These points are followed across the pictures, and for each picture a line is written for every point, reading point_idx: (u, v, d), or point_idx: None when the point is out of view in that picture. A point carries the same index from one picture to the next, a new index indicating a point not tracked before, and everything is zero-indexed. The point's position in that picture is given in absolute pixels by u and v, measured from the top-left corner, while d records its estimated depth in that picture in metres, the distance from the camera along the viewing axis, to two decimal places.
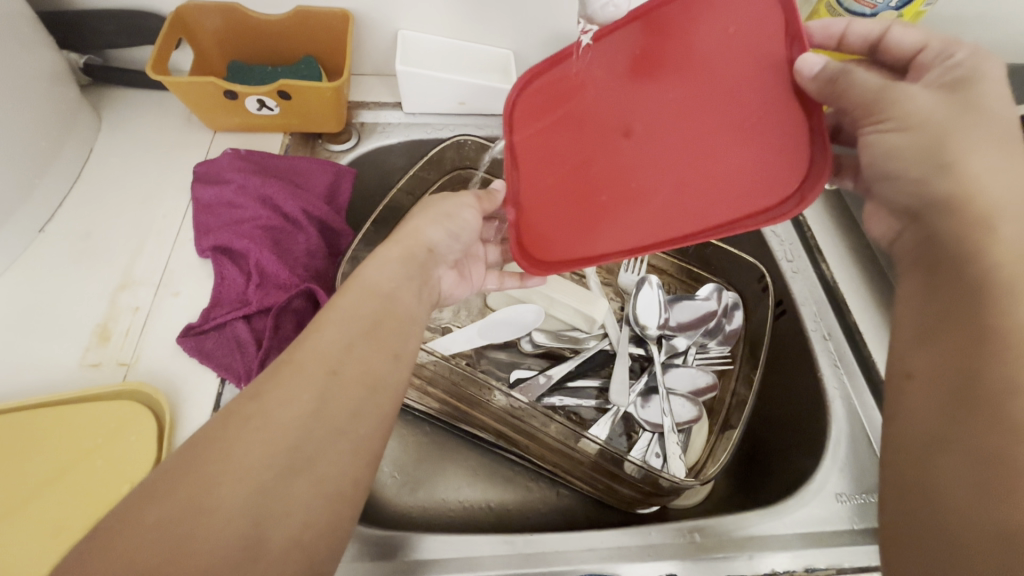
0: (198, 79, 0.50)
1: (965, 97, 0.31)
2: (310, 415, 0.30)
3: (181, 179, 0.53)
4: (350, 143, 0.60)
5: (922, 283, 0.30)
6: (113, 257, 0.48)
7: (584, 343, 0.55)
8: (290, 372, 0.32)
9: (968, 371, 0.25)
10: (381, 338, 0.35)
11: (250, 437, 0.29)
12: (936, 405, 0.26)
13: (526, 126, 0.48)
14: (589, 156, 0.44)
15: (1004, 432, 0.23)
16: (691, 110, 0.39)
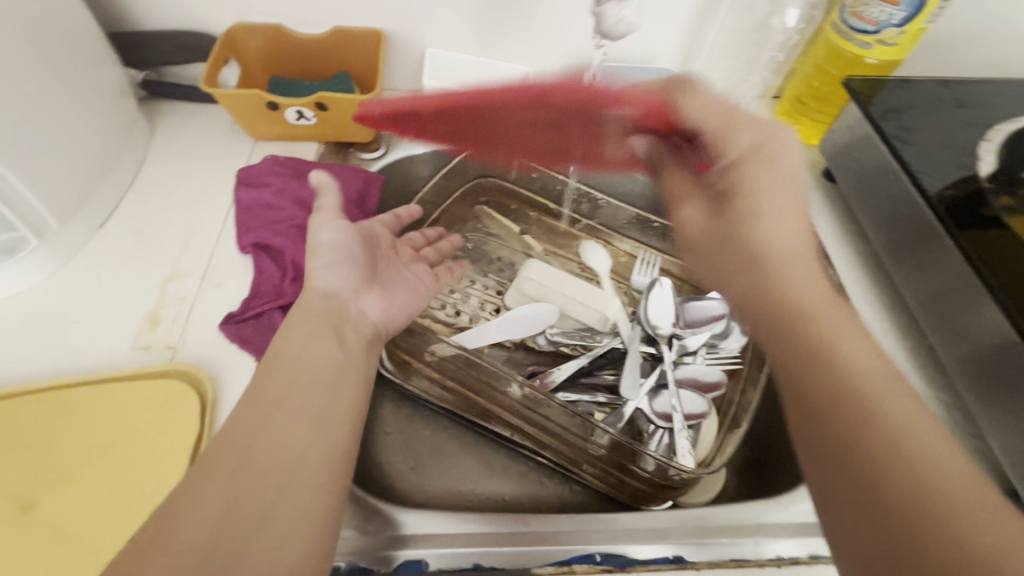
0: (243, 92, 0.55)
1: (749, 173, 0.41)
2: (221, 514, 0.31)
3: (225, 183, 0.58)
4: (380, 151, 0.64)
5: (791, 295, 0.36)
6: (164, 251, 0.52)
7: (597, 341, 0.57)
8: (198, 478, 0.33)
9: (820, 381, 0.33)
10: (292, 412, 0.37)
11: (159, 545, 0.30)
12: (818, 415, 0.32)
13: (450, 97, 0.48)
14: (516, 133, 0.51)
15: (867, 421, 0.31)
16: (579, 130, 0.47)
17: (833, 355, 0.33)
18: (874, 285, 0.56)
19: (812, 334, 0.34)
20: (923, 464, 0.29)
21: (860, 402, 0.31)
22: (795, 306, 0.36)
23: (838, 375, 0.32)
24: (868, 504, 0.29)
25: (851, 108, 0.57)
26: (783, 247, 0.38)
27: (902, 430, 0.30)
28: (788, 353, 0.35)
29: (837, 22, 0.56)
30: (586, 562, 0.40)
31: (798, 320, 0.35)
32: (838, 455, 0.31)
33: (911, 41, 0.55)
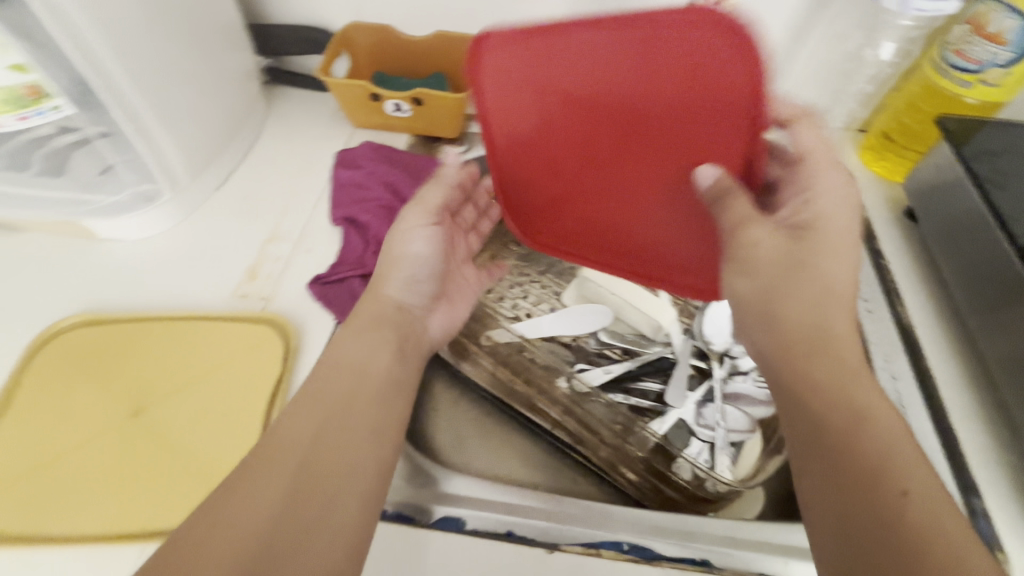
0: (352, 82, 0.61)
1: (796, 259, 0.43)
2: (294, 475, 0.38)
3: (325, 162, 0.65)
4: (463, 147, 0.68)
5: (798, 347, 0.40)
6: (267, 215, 0.59)
7: (648, 347, 0.58)
8: (285, 442, 0.39)
9: (824, 426, 0.36)
10: (360, 399, 0.44)
11: (250, 495, 0.36)
12: (833, 450, 0.35)
13: (549, 29, 0.43)
14: (617, 76, 0.44)
15: (871, 464, 0.34)
16: (710, 89, 0.43)
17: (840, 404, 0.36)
18: (947, 329, 0.54)
19: (833, 380, 0.37)
20: (914, 503, 0.32)
21: (864, 445, 0.34)
22: (817, 349, 0.39)
23: (845, 420, 0.36)
24: (866, 534, 0.32)
25: (941, 147, 0.56)
26: (818, 328, 0.40)
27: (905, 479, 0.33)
28: (797, 407, 0.37)
29: (936, 58, 0.55)
30: (614, 548, 0.41)
31: (812, 364, 0.38)
32: (836, 499, 0.34)
33: (1017, 82, 0.53)
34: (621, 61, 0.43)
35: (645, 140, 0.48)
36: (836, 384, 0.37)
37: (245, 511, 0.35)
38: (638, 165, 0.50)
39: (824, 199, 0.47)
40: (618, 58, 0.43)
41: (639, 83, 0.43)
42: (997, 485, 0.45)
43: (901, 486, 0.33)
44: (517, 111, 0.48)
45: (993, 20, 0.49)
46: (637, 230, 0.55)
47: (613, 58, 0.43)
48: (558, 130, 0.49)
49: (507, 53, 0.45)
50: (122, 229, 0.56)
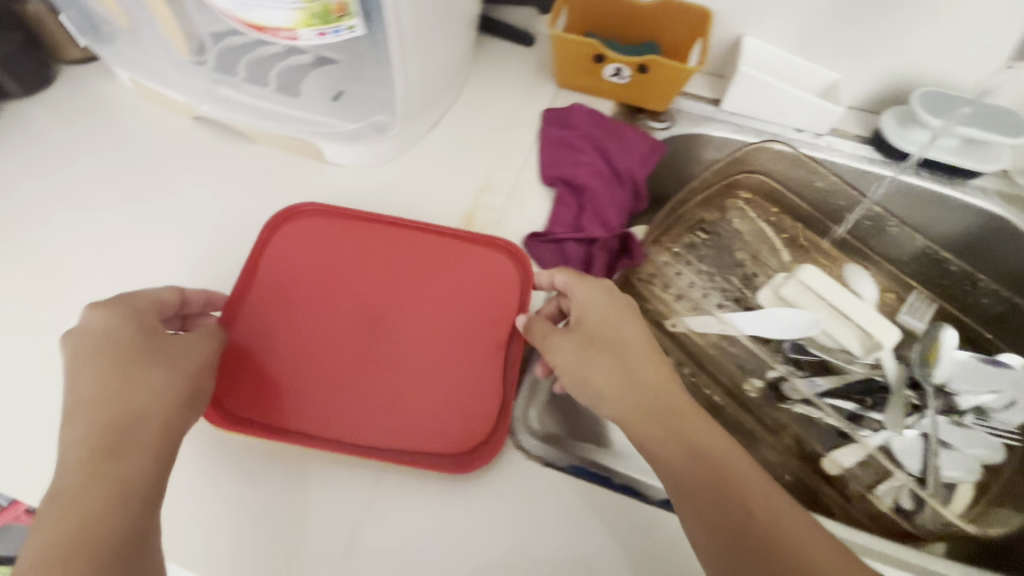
0: (581, 40, 0.59)
1: (586, 342, 0.43)
2: (106, 523, 0.34)
3: (532, 119, 0.64)
4: (668, 123, 0.65)
5: (695, 471, 0.39)
6: (479, 165, 0.59)
7: (850, 368, 0.54)
8: (101, 464, 0.36)
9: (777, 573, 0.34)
10: (133, 442, 0.37)
11: (96, 494, 0.35)
12: None
13: (371, 220, 0.54)
14: (354, 277, 0.51)
15: None
16: (434, 265, 0.52)
17: (712, 450, 0.39)
18: None
19: (718, 491, 0.38)
20: None
21: None
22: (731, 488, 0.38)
23: (770, 550, 0.35)
24: None
25: None
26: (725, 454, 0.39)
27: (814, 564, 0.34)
28: (726, 545, 0.36)
29: None
30: None
31: (727, 501, 0.37)
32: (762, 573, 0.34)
33: None
34: (477, 274, 0.51)
35: (386, 338, 0.49)
36: (689, 428, 0.40)
37: (84, 518, 0.34)
38: (433, 314, 0.50)
39: (582, 296, 0.46)
40: (475, 272, 0.51)
41: (400, 299, 0.51)
42: None
43: (808, 558, 0.34)
44: (297, 253, 0.52)
45: None
46: (394, 405, 0.47)
47: (411, 262, 0.52)
48: (354, 277, 0.51)
49: (328, 227, 0.54)
50: (347, 154, 0.57)
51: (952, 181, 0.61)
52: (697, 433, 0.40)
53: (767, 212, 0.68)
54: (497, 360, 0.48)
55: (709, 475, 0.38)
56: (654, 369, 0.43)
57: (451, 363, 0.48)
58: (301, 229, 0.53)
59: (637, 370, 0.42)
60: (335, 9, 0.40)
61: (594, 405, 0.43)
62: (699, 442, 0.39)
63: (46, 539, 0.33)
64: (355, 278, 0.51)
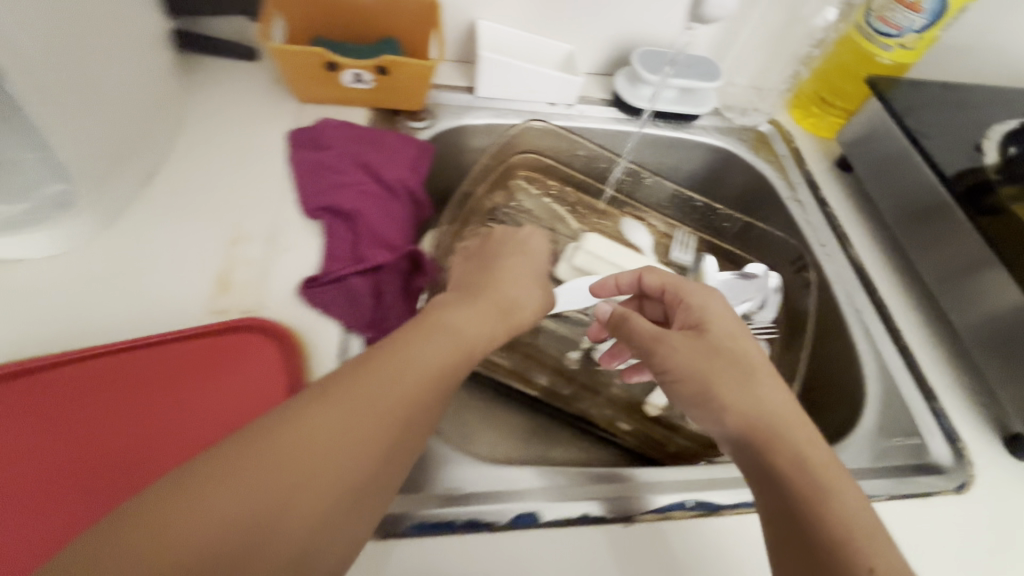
0: (304, 49, 0.53)
1: (705, 343, 0.41)
2: (271, 487, 0.28)
3: (277, 144, 0.55)
4: (429, 121, 0.63)
5: (784, 444, 0.36)
6: (222, 213, 0.49)
7: None
8: (350, 432, 0.31)
9: (810, 504, 0.34)
10: (377, 407, 0.32)
11: (314, 468, 0.29)
12: (795, 531, 0.34)
13: (55, 368, 0.39)
14: (57, 445, 0.37)
15: (840, 538, 0.33)
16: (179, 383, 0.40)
17: (795, 471, 0.35)
18: (888, 264, 0.62)
19: (800, 444, 0.36)
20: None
21: (847, 531, 0.33)
22: (773, 425, 0.37)
23: (803, 480, 0.35)
24: None
25: (871, 104, 0.63)
26: (774, 414, 0.38)
27: (856, 521, 0.33)
28: (805, 485, 0.35)
29: (864, 25, 0.62)
30: (682, 509, 0.43)
31: (781, 439, 0.37)
32: (797, 557, 0.33)
33: (922, 46, 0.62)
34: (240, 373, 0.41)
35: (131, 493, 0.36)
36: (771, 443, 0.36)
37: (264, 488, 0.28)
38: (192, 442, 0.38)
39: (695, 304, 0.44)
40: (237, 370, 0.41)
41: (133, 438, 0.38)
42: (948, 389, 0.54)
43: (832, 484, 0.35)
44: None
45: None
46: None
47: (128, 387, 0.39)
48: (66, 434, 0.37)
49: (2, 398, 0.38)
50: (25, 245, 0.43)
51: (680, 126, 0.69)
52: (795, 447, 0.36)
53: (547, 187, 0.71)
54: None
55: (774, 485, 0.35)
56: (741, 343, 0.41)
57: None
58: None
59: (763, 396, 0.38)
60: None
61: (718, 417, 0.39)
62: (804, 407, 0.38)
63: (210, 508, 0.26)
64: (68, 436, 0.37)
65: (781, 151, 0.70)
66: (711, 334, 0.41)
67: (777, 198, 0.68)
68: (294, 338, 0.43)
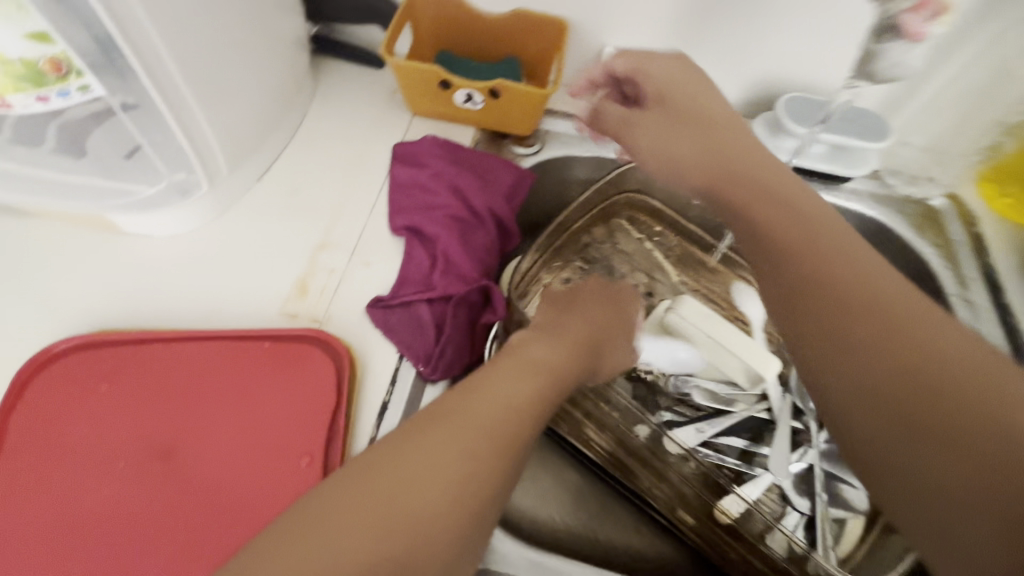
0: (422, 66, 0.53)
1: (671, 113, 0.42)
2: (407, 494, 0.27)
3: (382, 154, 0.56)
4: (534, 148, 0.60)
5: (795, 272, 0.32)
6: (318, 217, 0.51)
7: (735, 403, 0.51)
8: (478, 432, 0.30)
9: (897, 321, 0.28)
10: (494, 429, 0.31)
11: (418, 497, 0.27)
12: (896, 393, 0.26)
13: (129, 342, 0.42)
14: (120, 417, 0.40)
15: (946, 413, 0.25)
16: (230, 387, 0.41)
17: (857, 295, 0.29)
18: None
19: (811, 219, 0.34)
20: (982, 390, 0.25)
21: (945, 383, 0.25)
22: (825, 240, 0.32)
23: (854, 289, 0.29)
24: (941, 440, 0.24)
25: None
26: (807, 224, 0.33)
27: (949, 354, 0.26)
28: (796, 272, 0.31)
29: None
30: None
31: (824, 264, 0.31)
32: (942, 451, 0.24)
33: None
34: (288, 392, 0.41)
35: (177, 477, 0.38)
36: (792, 251, 0.32)
37: (393, 521, 0.26)
38: (228, 447, 0.40)
39: (658, 68, 0.44)
40: (287, 389, 0.41)
41: (184, 426, 0.40)
42: None
43: (942, 341, 0.27)
44: (45, 393, 0.40)
45: None
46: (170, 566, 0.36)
47: (189, 374, 0.41)
48: (129, 412, 0.40)
49: (84, 363, 0.41)
50: (148, 223, 0.47)
51: (825, 187, 0.59)
52: (820, 268, 0.31)
53: (651, 233, 0.64)
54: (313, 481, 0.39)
55: (852, 352, 0.28)
56: (765, 199, 0.36)
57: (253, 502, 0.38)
58: (39, 381, 0.40)
59: (796, 201, 0.35)
60: (49, 68, 0.35)
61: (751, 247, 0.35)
62: (822, 266, 0.31)
63: (340, 543, 0.25)
64: (131, 414, 0.40)
65: (955, 236, 0.57)
66: (723, 113, 0.42)
67: (937, 292, 0.55)
68: (346, 352, 0.43)
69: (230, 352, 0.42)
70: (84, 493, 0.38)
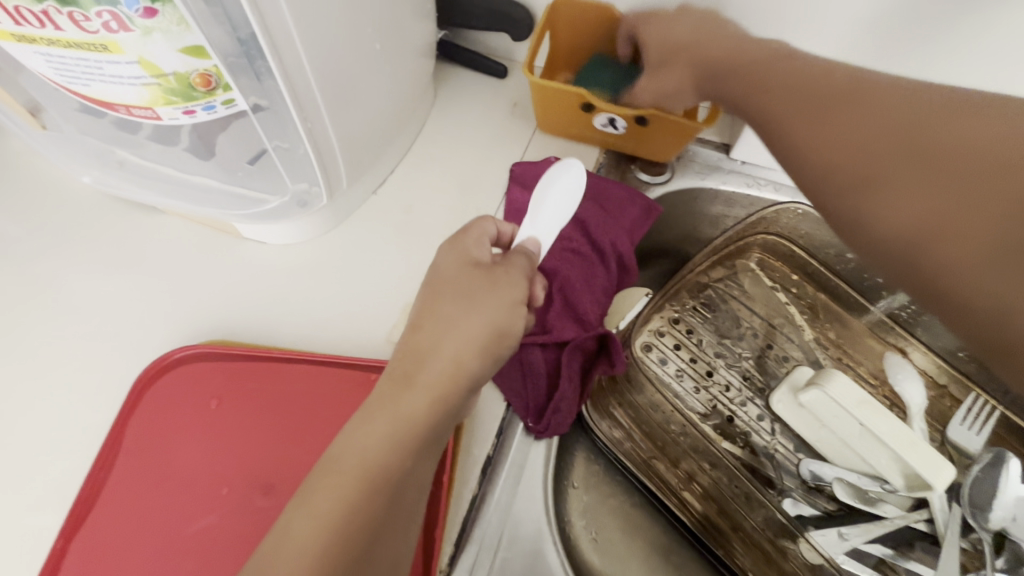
0: (566, 86, 0.48)
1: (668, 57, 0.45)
2: (328, 477, 0.30)
3: (499, 173, 0.53)
4: (665, 176, 0.54)
5: (827, 88, 0.33)
6: (431, 238, 0.48)
7: (881, 506, 0.44)
8: (402, 411, 0.31)
9: (921, 128, 0.28)
10: (395, 389, 0.32)
11: (361, 459, 0.30)
12: (909, 157, 0.28)
13: (239, 362, 0.40)
14: (223, 441, 0.39)
15: (957, 166, 0.27)
16: (337, 420, 0.39)
17: (883, 119, 0.30)
18: None
19: (811, 72, 0.34)
20: (951, 154, 0.27)
21: (954, 129, 0.27)
22: (841, 80, 0.33)
23: (845, 123, 0.31)
24: (940, 192, 0.27)
25: None
26: (855, 75, 0.32)
27: (966, 134, 0.27)
28: (800, 94, 0.33)
29: None
30: None
31: (819, 90, 0.33)
32: (927, 212, 0.27)
33: None
34: None
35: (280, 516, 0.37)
36: (843, 99, 0.31)
37: (352, 482, 0.29)
38: None
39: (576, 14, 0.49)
40: None
41: (288, 458, 0.38)
42: None
43: (918, 115, 0.29)
44: (157, 405, 0.39)
45: None
46: None
47: (298, 404, 0.40)
48: (236, 436, 0.39)
49: (195, 379, 0.40)
50: (266, 232, 0.47)
51: None
52: (829, 118, 0.31)
53: (787, 283, 0.56)
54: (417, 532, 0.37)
55: (908, 199, 0.28)
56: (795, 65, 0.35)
57: None
58: (151, 394, 0.40)
59: (800, 66, 0.35)
60: (199, 82, 0.34)
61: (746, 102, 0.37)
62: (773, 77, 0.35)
63: (320, 510, 0.28)
64: (238, 437, 0.39)
65: None
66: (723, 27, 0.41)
67: None
68: None
69: (339, 382, 0.40)
70: (190, 516, 0.37)
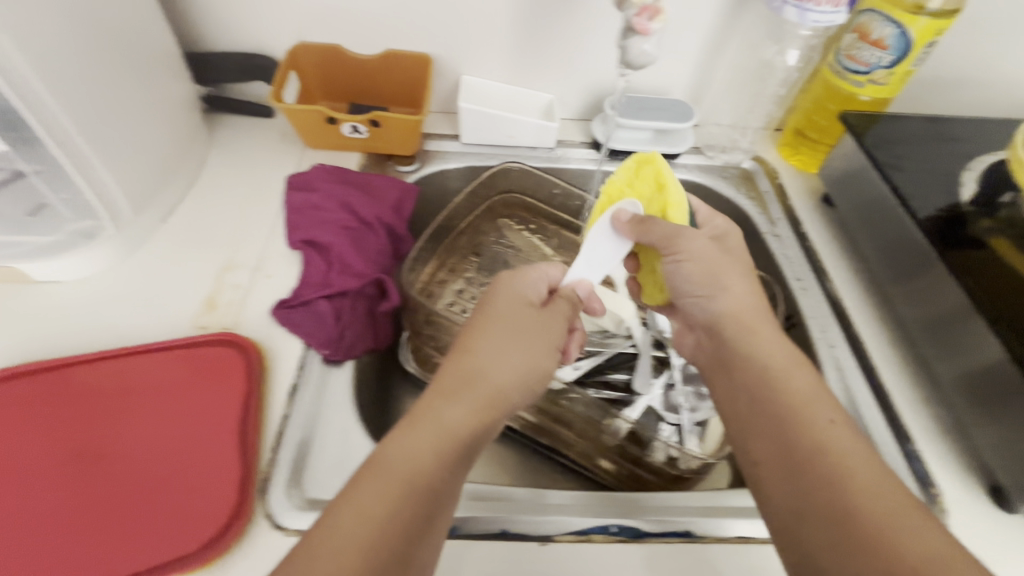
0: (309, 107, 0.61)
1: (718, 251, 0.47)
2: (376, 494, 0.33)
3: (277, 185, 0.64)
4: (415, 165, 0.69)
5: (753, 375, 0.42)
6: (221, 245, 0.57)
7: (610, 343, 0.62)
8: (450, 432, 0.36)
9: (786, 427, 0.38)
10: (449, 393, 0.38)
11: (410, 463, 0.34)
12: (786, 438, 0.38)
13: (50, 367, 0.46)
14: (45, 428, 0.43)
15: (796, 449, 0.37)
16: (152, 383, 0.46)
17: (823, 446, 0.36)
18: (870, 299, 0.60)
19: (774, 364, 0.42)
20: (837, 472, 0.35)
21: (788, 433, 0.38)
22: (759, 342, 0.43)
23: (762, 400, 0.40)
24: (809, 489, 0.35)
25: (847, 140, 0.63)
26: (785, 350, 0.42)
27: (829, 450, 0.36)
28: (749, 372, 0.42)
29: (833, 63, 0.63)
30: (602, 532, 0.45)
31: (765, 384, 0.41)
32: (803, 495, 0.35)
33: (899, 81, 0.61)
34: (206, 377, 0.47)
35: (101, 477, 0.41)
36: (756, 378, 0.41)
37: (396, 488, 0.33)
38: (157, 433, 0.44)
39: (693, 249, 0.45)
40: (205, 374, 0.47)
41: (109, 425, 0.44)
42: (926, 430, 0.50)
43: (795, 423, 0.38)
44: None
45: (875, 30, 0.57)
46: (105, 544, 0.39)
47: (117, 385, 0.46)
48: (57, 420, 0.43)
49: (9, 390, 0.45)
50: (58, 269, 0.52)
51: None
52: (787, 435, 0.38)
53: (529, 222, 0.75)
54: (232, 444, 0.43)
55: (798, 487, 0.36)
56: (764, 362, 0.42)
57: (181, 472, 0.42)
58: None
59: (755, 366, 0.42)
60: None
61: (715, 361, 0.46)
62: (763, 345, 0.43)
63: (363, 505, 0.32)
64: (59, 421, 0.43)
65: (764, 187, 0.70)
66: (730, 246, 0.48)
67: (755, 233, 0.68)
68: (252, 343, 0.49)
69: (152, 354, 0.47)
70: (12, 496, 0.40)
